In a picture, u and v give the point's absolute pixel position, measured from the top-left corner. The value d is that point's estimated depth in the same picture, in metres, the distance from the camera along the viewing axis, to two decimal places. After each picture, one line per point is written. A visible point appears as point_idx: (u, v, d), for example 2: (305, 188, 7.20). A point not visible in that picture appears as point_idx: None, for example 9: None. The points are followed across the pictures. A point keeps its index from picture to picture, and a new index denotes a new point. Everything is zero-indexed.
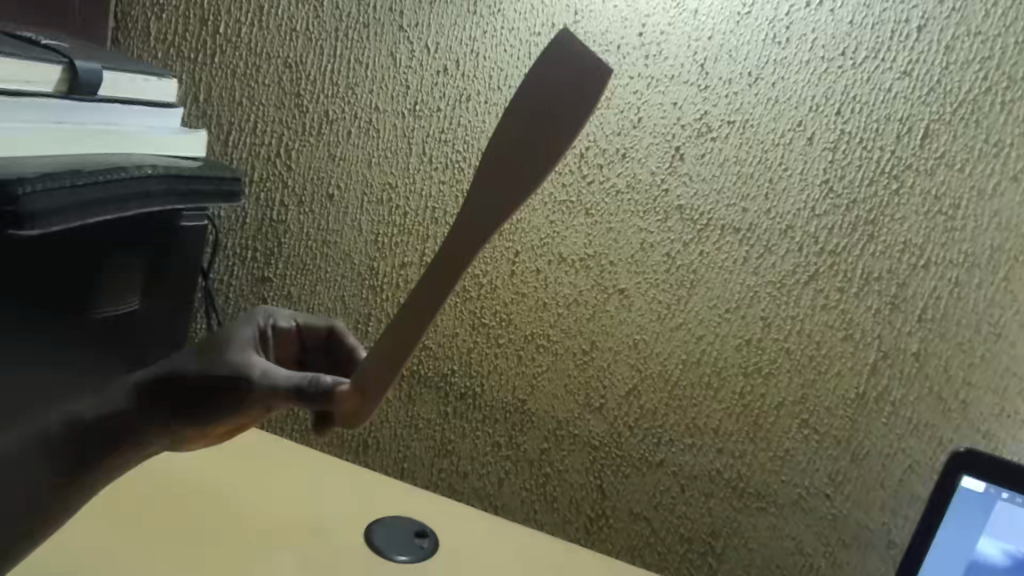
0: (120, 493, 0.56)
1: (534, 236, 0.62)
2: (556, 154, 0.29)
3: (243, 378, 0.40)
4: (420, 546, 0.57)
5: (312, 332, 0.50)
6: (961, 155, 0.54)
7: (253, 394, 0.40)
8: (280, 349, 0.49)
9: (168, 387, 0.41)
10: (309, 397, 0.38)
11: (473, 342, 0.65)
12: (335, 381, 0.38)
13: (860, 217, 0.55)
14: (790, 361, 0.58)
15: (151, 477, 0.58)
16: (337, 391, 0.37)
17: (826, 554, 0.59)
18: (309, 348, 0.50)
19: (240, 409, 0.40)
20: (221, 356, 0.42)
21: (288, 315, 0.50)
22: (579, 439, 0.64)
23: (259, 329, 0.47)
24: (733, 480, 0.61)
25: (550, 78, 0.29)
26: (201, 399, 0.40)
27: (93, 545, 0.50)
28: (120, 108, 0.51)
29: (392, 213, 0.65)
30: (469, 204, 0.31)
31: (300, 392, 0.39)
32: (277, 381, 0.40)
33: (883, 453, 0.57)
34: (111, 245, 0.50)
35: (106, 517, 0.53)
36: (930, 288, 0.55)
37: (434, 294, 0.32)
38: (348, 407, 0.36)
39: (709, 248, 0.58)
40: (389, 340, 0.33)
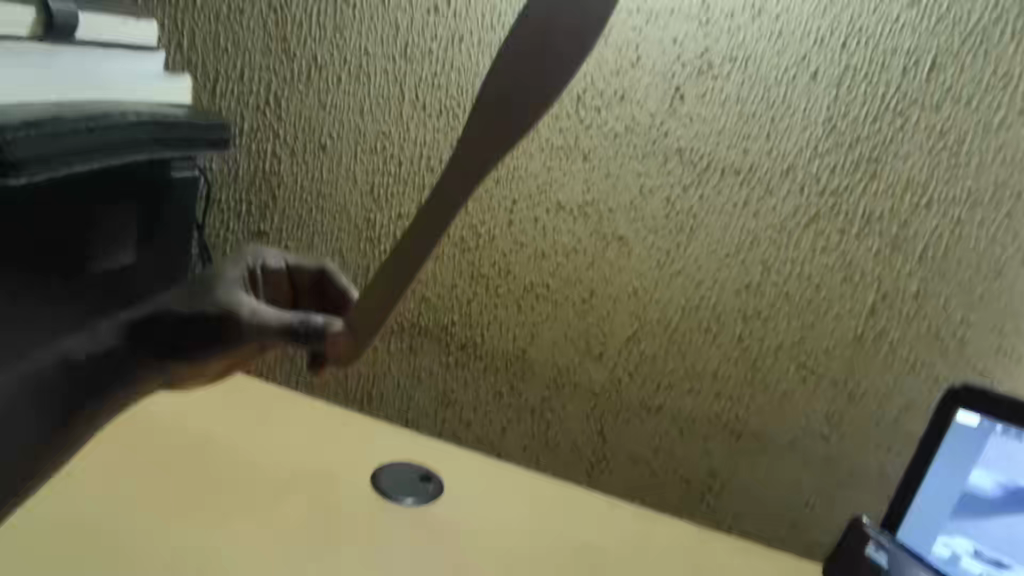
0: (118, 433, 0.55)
1: (532, 184, 0.61)
2: (552, 100, 0.29)
3: (233, 317, 0.41)
4: (425, 490, 0.58)
5: (302, 273, 0.50)
6: (968, 89, 0.52)
7: (249, 335, 0.41)
8: (269, 289, 0.49)
9: (158, 324, 0.43)
10: (299, 336, 0.39)
11: (473, 293, 0.65)
12: (327, 321, 0.38)
13: (863, 155, 0.54)
14: (789, 304, 0.58)
15: (151, 418, 0.58)
16: (329, 330, 0.38)
17: (822, 492, 0.61)
18: (298, 288, 0.50)
19: (232, 347, 0.41)
20: (207, 296, 0.42)
21: (277, 254, 0.49)
22: (580, 386, 0.65)
23: (248, 268, 0.47)
24: (730, 422, 0.62)
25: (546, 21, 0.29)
26: (201, 335, 0.42)
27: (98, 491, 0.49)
28: (97, 52, 0.49)
29: (388, 163, 0.64)
30: (460, 145, 0.31)
31: (291, 332, 0.39)
32: (267, 322, 0.40)
33: (879, 393, 0.58)
34: (100, 193, 0.48)
35: (106, 457, 0.52)
36: (931, 227, 0.55)
37: (424, 239, 0.32)
38: (338, 346, 0.37)
39: (709, 192, 0.58)
40: (379, 284, 0.34)
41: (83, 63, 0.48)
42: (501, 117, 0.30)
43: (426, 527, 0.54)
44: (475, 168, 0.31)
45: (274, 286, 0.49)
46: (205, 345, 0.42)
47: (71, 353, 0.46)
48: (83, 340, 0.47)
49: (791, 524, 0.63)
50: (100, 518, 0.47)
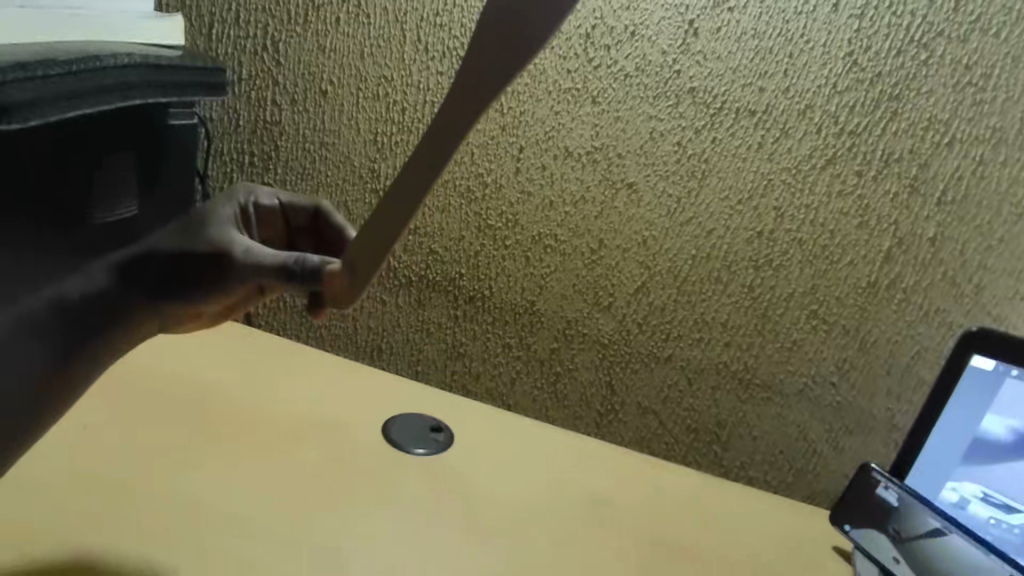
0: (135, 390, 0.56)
1: (539, 129, 0.59)
2: (547, 35, 0.28)
3: (228, 257, 0.43)
4: (435, 439, 0.58)
5: (296, 213, 0.52)
6: (997, 18, 0.50)
7: (246, 277, 0.43)
8: (264, 226, 0.52)
9: (149, 263, 0.45)
10: (293, 276, 0.41)
11: (480, 245, 0.64)
12: (321, 261, 0.40)
13: (885, 92, 0.52)
14: (802, 252, 0.57)
15: (163, 375, 0.58)
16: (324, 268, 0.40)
17: (830, 440, 0.61)
18: (292, 227, 0.53)
19: (228, 285, 0.43)
20: (204, 236, 0.45)
21: (270, 193, 0.51)
22: (589, 337, 0.64)
23: (241, 206, 0.49)
24: (740, 372, 0.62)
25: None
26: (197, 274, 0.44)
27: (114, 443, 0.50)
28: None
29: (390, 109, 0.62)
30: (457, 79, 0.30)
31: (287, 272, 0.42)
32: (264, 261, 0.43)
33: (891, 340, 0.58)
34: (97, 137, 0.44)
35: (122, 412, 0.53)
36: (952, 168, 0.53)
37: (417, 176, 0.32)
38: (332, 284, 0.38)
39: (722, 135, 0.56)
40: (376, 221, 0.34)
41: (64, 3, 0.46)
42: (497, 51, 0.29)
43: (438, 475, 0.54)
44: (475, 100, 0.30)
45: (268, 224, 0.52)
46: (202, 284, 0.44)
47: (64, 294, 0.41)
48: (76, 282, 0.42)
49: (798, 472, 0.63)
50: (117, 467, 0.48)
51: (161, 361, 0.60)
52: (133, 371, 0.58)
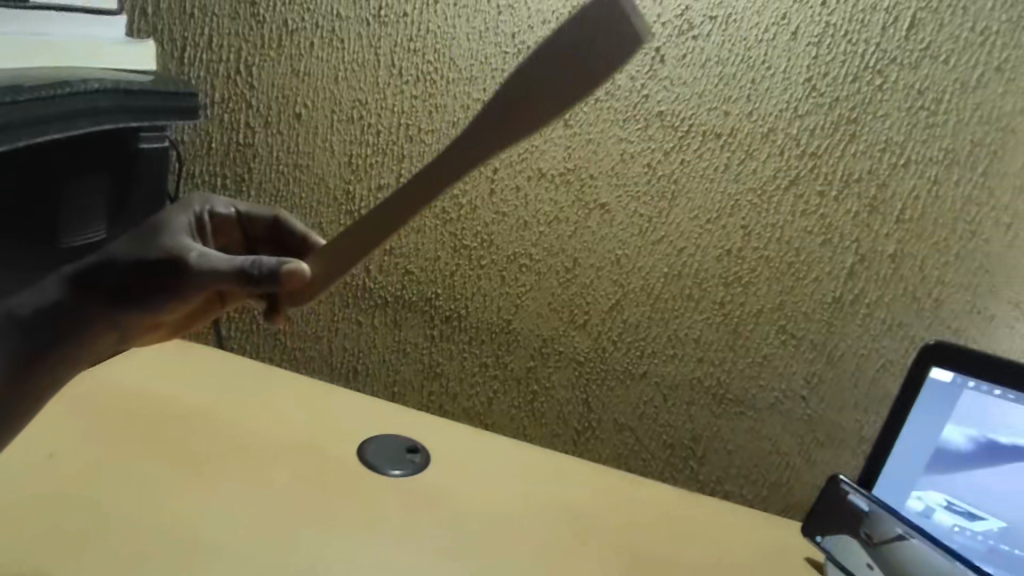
0: (104, 416, 0.54)
1: (513, 151, 0.60)
2: (553, 115, 0.30)
3: (180, 262, 0.42)
4: (412, 460, 0.58)
5: (255, 220, 0.52)
6: (946, 46, 0.52)
7: (203, 283, 0.41)
8: (220, 235, 0.51)
9: (106, 272, 0.42)
10: (252, 280, 0.40)
11: (456, 265, 0.65)
12: (278, 262, 0.39)
13: (843, 115, 0.55)
14: (770, 269, 0.59)
15: (132, 400, 0.57)
16: (282, 270, 0.38)
17: (802, 453, 0.63)
18: (250, 235, 0.52)
19: (182, 293, 0.42)
20: (157, 243, 0.43)
21: (226, 202, 0.51)
22: (564, 355, 0.65)
23: (196, 215, 0.49)
24: (713, 387, 0.63)
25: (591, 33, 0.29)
26: (147, 283, 0.42)
27: (79, 470, 0.48)
28: (46, 16, 0.46)
29: (365, 131, 0.62)
30: (466, 131, 0.32)
31: (243, 275, 0.40)
32: (219, 265, 0.41)
33: (858, 353, 0.59)
34: (62, 166, 0.46)
35: (91, 438, 0.52)
36: (909, 187, 0.55)
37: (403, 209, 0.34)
38: (290, 285, 0.38)
39: (690, 156, 0.57)
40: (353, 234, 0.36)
41: (25, 29, 0.45)
42: (507, 116, 0.31)
43: (416, 495, 0.54)
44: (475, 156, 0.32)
45: (224, 233, 0.52)
46: (153, 293, 0.42)
47: (14, 310, 0.42)
48: (28, 295, 0.43)
49: (773, 485, 0.64)
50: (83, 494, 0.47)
51: (131, 383, 0.59)
52: (101, 395, 0.57)
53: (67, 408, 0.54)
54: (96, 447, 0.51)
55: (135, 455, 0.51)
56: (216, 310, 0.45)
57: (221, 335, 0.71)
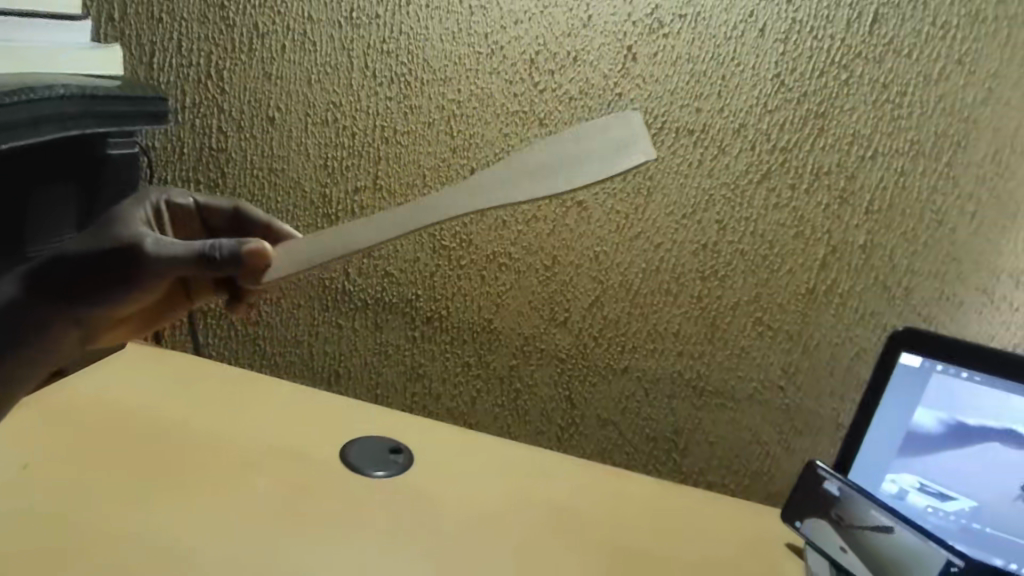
0: (78, 427, 0.54)
1: (489, 151, 0.61)
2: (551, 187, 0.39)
3: (138, 250, 0.45)
4: (396, 461, 0.58)
5: (213, 211, 0.55)
6: (909, 40, 0.54)
7: (161, 269, 0.44)
8: (179, 224, 0.55)
9: (61, 267, 0.44)
10: (214, 263, 0.44)
11: (435, 266, 0.65)
12: (237, 245, 0.43)
13: (811, 110, 0.56)
14: (744, 262, 0.60)
15: (107, 410, 0.56)
16: (241, 251, 0.43)
17: (781, 441, 0.64)
18: (207, 224, 0.56)
19: (141, 279, 0.45)
20: (114, 232, 0.46)
21: (183, 193, 0.55)
22: (546, 353, 0.65)
23: (153, 206, 0.53)
24: (693, 379, 0.64)
25: (612, 142, 0.41)
26: (105, 272, 0.45)
27: (52, 484, 0.47)
28: (15, 23, 0.46)
29: (340, 134, 0.62)
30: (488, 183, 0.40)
31: (203, 259, 0.44)
32: (176, 252, 0.44)
33: (832, 342, 0.61)
34: (25, 172, 0.45)
35: (64, 453, 0.50)
36: (877, 179, 0.57)
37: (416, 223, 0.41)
38: (253, 263, 0.43)
39: (664, 153, 0.58)
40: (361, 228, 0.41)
41: None
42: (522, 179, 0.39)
43: (400, 497, 0.54)
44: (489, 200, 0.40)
45: (182, 224, 0.55)
46: (111, 281, 0.45)
47: None
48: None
49: (754, 474, 0.65)
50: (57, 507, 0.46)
51: (105, 395, 0.58)
52: (74, 409, 0.55)
53: (38, 421, 0.53)
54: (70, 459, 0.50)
55: (110, 468, 0.50)
56: (180, 303, 0.53)
57: (198, 343, 0.70)
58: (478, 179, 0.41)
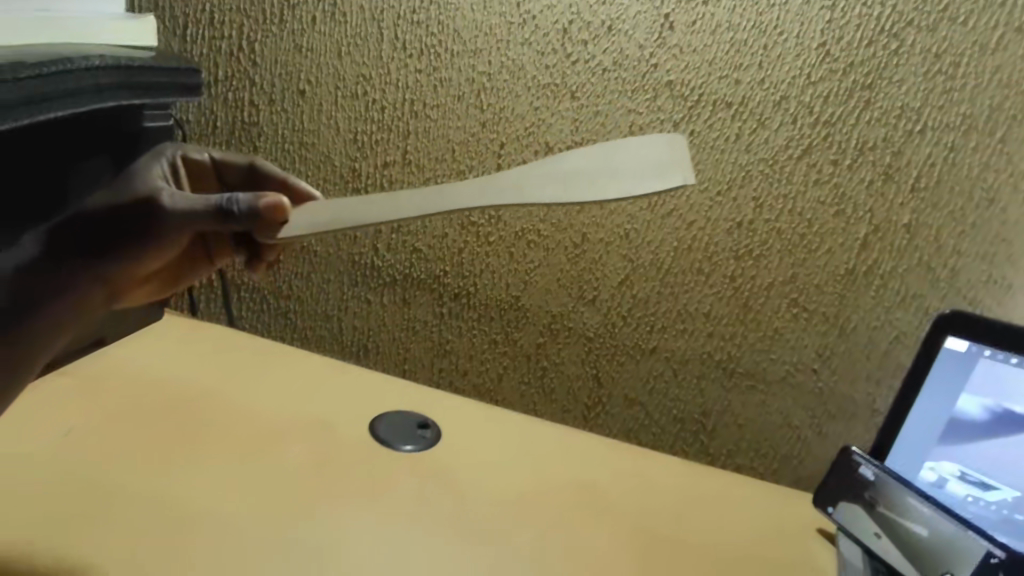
0: (117, 394, 0.55)
1: (519, 125, 0.60)
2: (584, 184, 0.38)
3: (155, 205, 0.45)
4: (423, 436, 0.58)
5: (229, 168, 0.56)
6: (965, 7, 0.51)
7: (180, 224, 0.44)
8: (196, 180, 0.55)
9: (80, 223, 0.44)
10: (232, 217, 0.44)
11: (464, 242, 0.65)
12: (252, 199, 0.43)
13: (857, 81, 0.53)
14: (781, 241, 0.58)
15: (144, 379, 0.57)
16: (256, 204, 0.43)
17: (813, 426, 0.62)
18: (224, 179, 0.56)
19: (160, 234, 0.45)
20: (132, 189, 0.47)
21: (200, 149, 0.55)
22: (574, 331, 0.65)
23: (169, 162, 0.53)
24: (724, 361, 0.63)
25: (656, 162, 0.38)
26: (123, 227, 0.44)
27: (94, 447, 0.49)
28: None
29: (370, 107, 0.62)
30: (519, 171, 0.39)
31: (221, 214, 0.44)
32: (194, 206, 0.44)
33: (870, 325, 0.59)
34: (65, 146, 0.46)
35: (103, 421, 0.52)
36: (925, 155, 0.54)
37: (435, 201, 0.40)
38: (271, 218, 0.43)
39: (700, 127, 0.56)
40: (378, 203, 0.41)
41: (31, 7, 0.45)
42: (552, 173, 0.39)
43: (426, 470, 0.55)
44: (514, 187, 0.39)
45: (200, 180, 0.55)
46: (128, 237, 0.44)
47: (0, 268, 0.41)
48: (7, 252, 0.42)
49: (783, 458, 0.64)
50: (99, 469, 0.47)
51: (143, 364, 0.59)
52: (112, 379, 0.57)
53: (78, 388, 0.55)
54: (111, 424, 0.52)
55: (149, 433, 0.52)
56: (201, 264, 0.54)
57: (231, 316, 0.71)
58: (522, 171, 0.40)
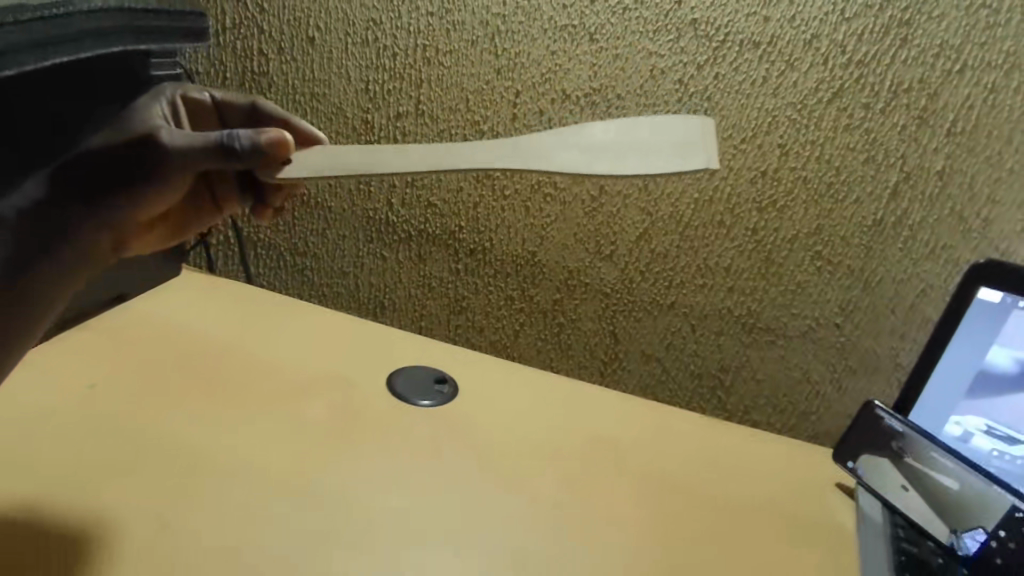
0: (136, 349, 0.56)
1: (535, 71, 0.58)
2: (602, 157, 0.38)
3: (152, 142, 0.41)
4: (440, 391, 0.58)
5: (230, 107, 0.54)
6: None
7: (181, 163, 0.41)
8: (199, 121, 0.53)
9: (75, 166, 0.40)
10: (234, 154, 0.41)
11: (479, 196, 0.63)
12: (253, 134, 0.41)
13: (894, 17, 0.51)
14: (806, 191, 0.56)
15: (162, 334, 0.58)
16: (259, 139, 0.41)
17: (834, 381, 0.61)
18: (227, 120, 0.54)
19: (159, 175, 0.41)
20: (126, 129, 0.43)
21: (200, 88, 0.53)
22: (591, 287, 0.64)
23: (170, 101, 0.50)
24: (743, 316, 0.61)
25: (674, 142, 0.38)
26: (114, 170, 0.40)
27: (117, 399, 0.50)
28: None
29: (381, 55, 0.60)
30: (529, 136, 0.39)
31: (224, 151, 0.41)
32: (193, 144, 0.41)
33: (897, 279, 0.57)
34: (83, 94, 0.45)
35: (124, 375, 0.52)
36: (964, 97, 0.51)
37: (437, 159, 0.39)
38: (275, 153, 0.41)
39: (725, 70, 0.54)
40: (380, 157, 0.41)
41: None
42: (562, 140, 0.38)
43: (443, 424, 0.55)
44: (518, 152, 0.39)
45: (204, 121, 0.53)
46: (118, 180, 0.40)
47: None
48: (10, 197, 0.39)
49: (802, 413, 0.63)
50: (122, 420, 0.48)
51: (164, 319, 0.60)
52: (133, 333, 0.57)
53: (99, 342, 0.55)
54: (132, 376, 0.52)
55: (170, 386, 0.52)
56: (209, 213, 0.53)
57: (249, 273, 0.71)
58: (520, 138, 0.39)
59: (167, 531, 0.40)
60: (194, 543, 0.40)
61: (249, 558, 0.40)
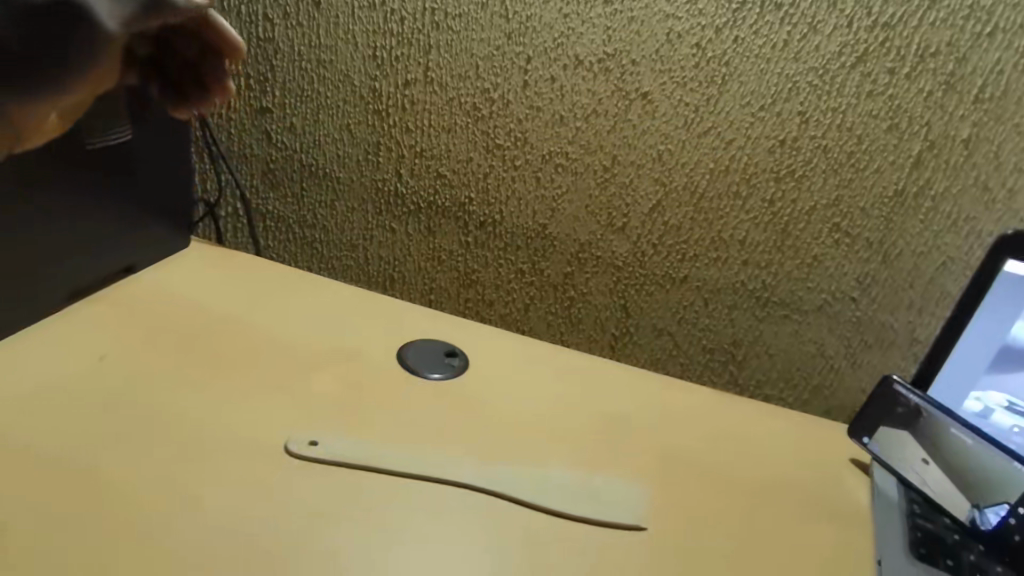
0: (146, 319, 0.56)
1: (547, 36, 0.56)
2: None
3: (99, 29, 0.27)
4: (450, 364, 0.58)
5: None
6: None
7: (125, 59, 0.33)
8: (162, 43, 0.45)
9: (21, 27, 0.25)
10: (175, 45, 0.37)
11: (489, 167, 0.62)
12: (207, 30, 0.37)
13: None
14: (826, 160, 0.54)
15: (171, 305, 0.58)
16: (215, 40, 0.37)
17: (848, 356, 0.60)
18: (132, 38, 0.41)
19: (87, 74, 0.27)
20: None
21: None
22: (602, 260, 0.63)
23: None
24: (757, 290, 0.60)
25: None
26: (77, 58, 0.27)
27: (126, 369, 0.50)
28: None
29: (388, 19, 0.59)
30: None
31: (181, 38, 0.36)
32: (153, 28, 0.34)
33: (917, 252, 0.55)
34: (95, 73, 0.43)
35: (134, 346, 0.53)
36: (993, 61, 0.49)
37: None
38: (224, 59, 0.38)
39: (744, 33, 0.52)
40: None
41: None
42: None
43: (452, 397, 0.55)
44: None
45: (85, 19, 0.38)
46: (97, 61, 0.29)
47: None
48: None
49: (815, 388, 0.63)
50: (133, 390, 0.48)
51: (172, 290, 0.60)
52: (143, 305, 0.57)
53: (108, 313, 0.55)
54: (143, 347, 0.53)
55: (181, 357, 0.52)
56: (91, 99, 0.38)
57: (259, 246, 0.71)
58: None
59: (178, 499, 0.41)
60: (206, 512, 0.40)
61: (258, 529, 0.40)
